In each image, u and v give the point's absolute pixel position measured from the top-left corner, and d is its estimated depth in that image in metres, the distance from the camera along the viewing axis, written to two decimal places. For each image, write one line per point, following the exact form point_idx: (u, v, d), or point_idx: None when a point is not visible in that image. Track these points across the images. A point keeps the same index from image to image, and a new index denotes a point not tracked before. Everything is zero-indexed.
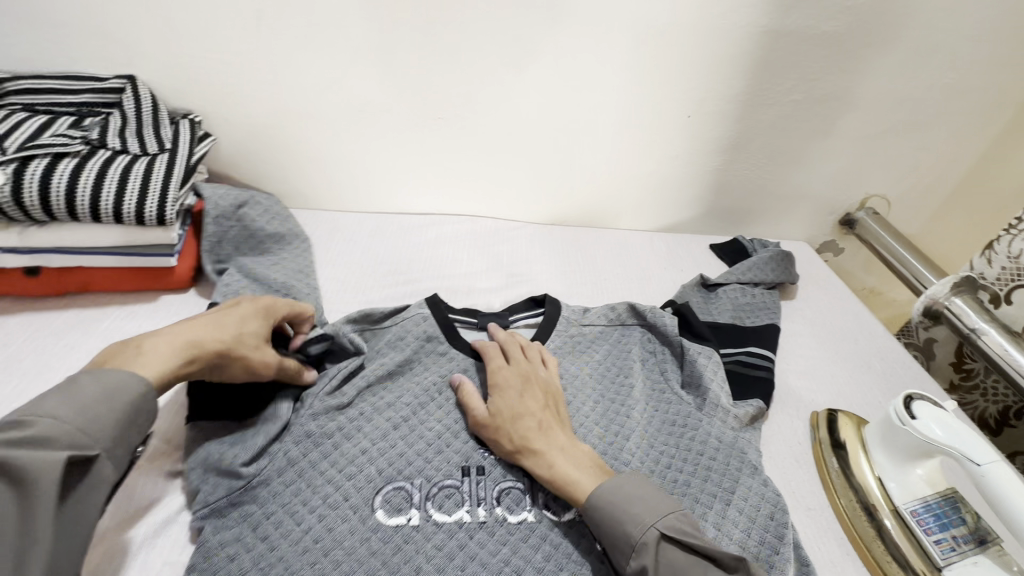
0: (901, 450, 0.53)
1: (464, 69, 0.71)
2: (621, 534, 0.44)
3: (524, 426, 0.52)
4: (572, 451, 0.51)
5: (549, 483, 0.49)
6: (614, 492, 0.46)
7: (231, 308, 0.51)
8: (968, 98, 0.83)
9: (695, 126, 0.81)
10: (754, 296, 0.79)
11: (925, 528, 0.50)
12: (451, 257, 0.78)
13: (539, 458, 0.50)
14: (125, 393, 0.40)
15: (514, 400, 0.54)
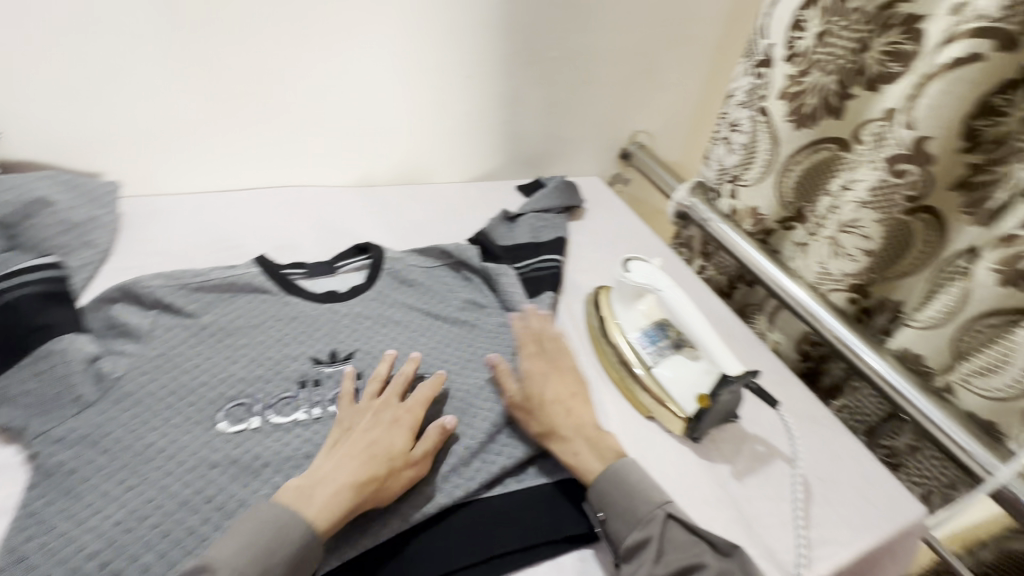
0: (626, 296, 0.73)
1: (254, 47, 0.80)
2: (633, 505, 0.55)
3: (573, 419, 0.62)
4: (599, 445, 0.60)
5: (573, 467, 0.59)
6: (617, 478, 0.57)
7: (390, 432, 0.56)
8: (681, 47, 1.09)
9: (477, 85, 0.97)
10: (547, 220, 0.97)
11: (642, 344, 0.69)
12: (276, 221, 0.86)
13: (572, 441, 0.60)
14: (289, 534, 0.47)
15: (566, 392, 0.64)
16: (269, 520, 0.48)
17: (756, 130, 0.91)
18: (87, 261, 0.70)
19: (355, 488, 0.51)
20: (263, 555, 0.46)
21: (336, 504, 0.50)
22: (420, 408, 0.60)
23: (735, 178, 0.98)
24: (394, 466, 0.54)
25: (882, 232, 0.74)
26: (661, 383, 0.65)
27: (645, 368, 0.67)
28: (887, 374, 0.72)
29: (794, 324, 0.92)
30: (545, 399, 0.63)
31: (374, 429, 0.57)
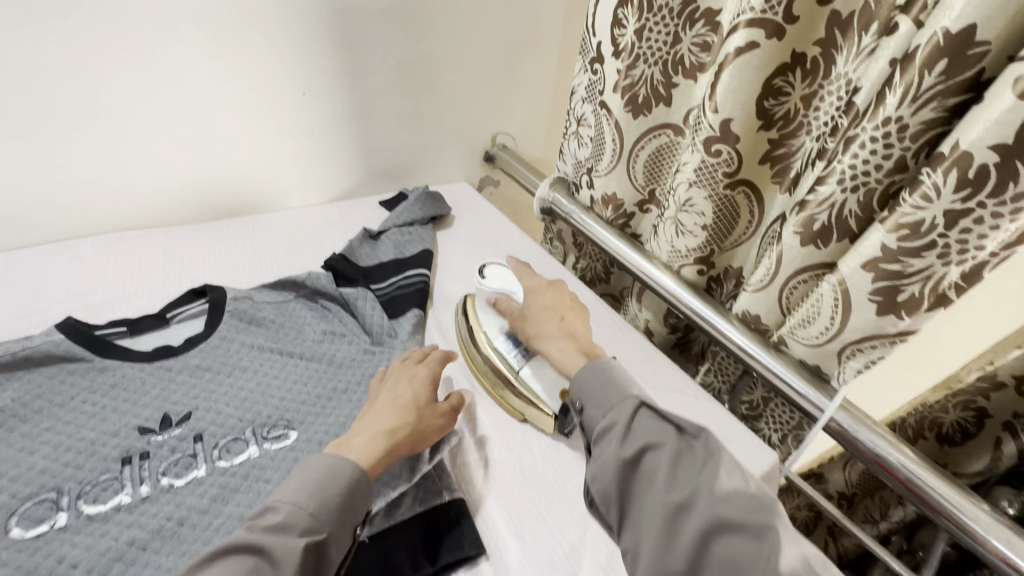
0: (491, 304, 0.72)
1: (25, 80, 0.69)
2: (601, 396, 0.52)
3: (548, 334, 0.63)
4: (585, 348, 0.60)
5: (559, 366, 0.60)
6: (590, 372, 0.55)
7: (410, 380, 0.61)
8: (525, 48, 1.11)
9: (315, 101, 0.92)
10: (409, 234, 0.94)
11: (507, 349, 0.68)
12: (89, 276, 0.75)
13: (549, 348, 0.62)
14: (336, 475, 0.48)
15: (546, 305, 0.66)
16: (320, 468, 0.48)
17: (600, 120, 0.95)
18: None
19: (387, 434, 0.54)
20: (319, 493, 0.46)
21: (372, 450, 0.52)
22: (422, 372, 0.62)
23: (590, 168, 1.02)
24: (420, 419, 0.57)
25: (715, 209, 0.80)
26: (529, 386, 0.64)
27: (512, 372, 0.66)
28: (749, 348, 0.77)
29: (657, 301, 0.97)
30: (533, 323, 0.65)
31: (405, 389, 0.59)
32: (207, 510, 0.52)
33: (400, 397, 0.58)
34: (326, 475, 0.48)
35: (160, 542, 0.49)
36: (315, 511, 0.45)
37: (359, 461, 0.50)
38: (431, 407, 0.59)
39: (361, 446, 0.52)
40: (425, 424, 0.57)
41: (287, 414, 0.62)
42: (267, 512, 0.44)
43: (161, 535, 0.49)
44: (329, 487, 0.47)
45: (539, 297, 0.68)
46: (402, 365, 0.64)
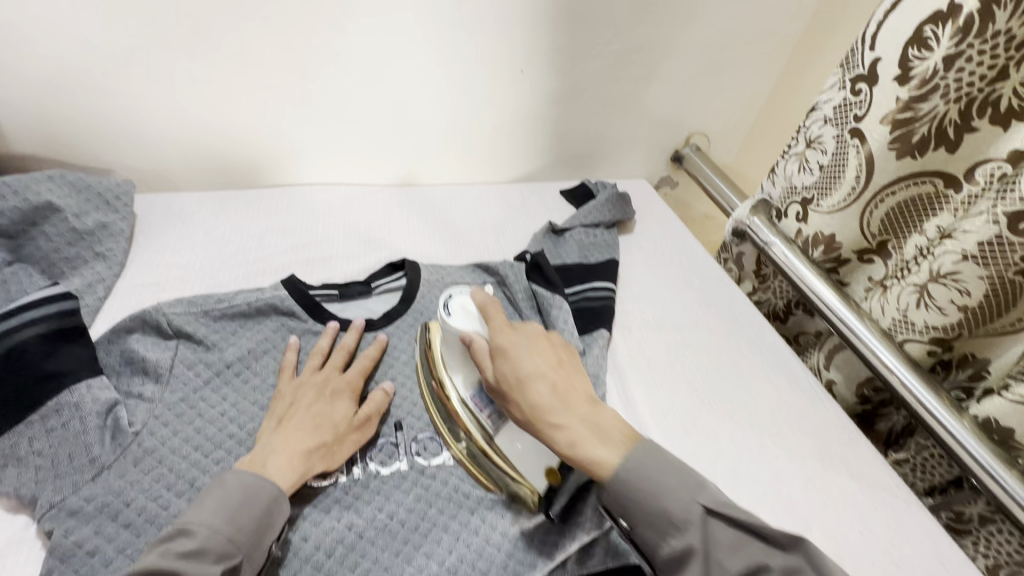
0: (452, 346, 0.56)
1: (285, 32, 0.70)
2: (657, 513, 0.43)
3: (541, 391, 0.49)
4: (600, 427, 0.48)
5: (567, 456, 0.47)
6: (633, 485, 0.45)
7: (325, 392, 0.56)
8: (755, 44, 0.97)
9: (530, 80, 0.87)
10: (596, 236, 0.89)
11: (479, 406, 0.55)
12: (302, 229, 0.77)
13: (556, 429, 0.48)
14: (258, 495, 0.45)
15: (540, 368, 0.50)
16: (237, 486, 0.45)
17: (845, 150, 0.81)
18: (99, 276, 0.62)
19: (307, 456, 0.50)
20: (235, 515, 0.44)
21: (290, 471, 0.49)
22: (347, 381, 0.57)
23: (808, 199, 0.89)
24: (341, 433, 0.54)
25: (989, 291, 0.67)
26: (510, 460, 0.54)
27: (488, 437, 0.54)
28: (987, 465, 0.67)
29: (857, 367, 0.85)
30: (512, 369, 0.50)
31: (332, 401, 0.55)
32: (412, 509, 0.53)
33: (323, 416, 0.54)
34: (239, 493, 0.45)
35: (374, 533, 0.50)
36: (235, 530, 0.43)
37: (277, 480, 0.47)
38: (348, 424, 0.55)
39: (281, 464, 0.49)
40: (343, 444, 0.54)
41: None
42: (183, 535, 0.41)
43: (375, 526, 0.51)
44: (248, 510, 0.44)
45: (516, 361, 0.50)
46: (316, 366, 0.58)
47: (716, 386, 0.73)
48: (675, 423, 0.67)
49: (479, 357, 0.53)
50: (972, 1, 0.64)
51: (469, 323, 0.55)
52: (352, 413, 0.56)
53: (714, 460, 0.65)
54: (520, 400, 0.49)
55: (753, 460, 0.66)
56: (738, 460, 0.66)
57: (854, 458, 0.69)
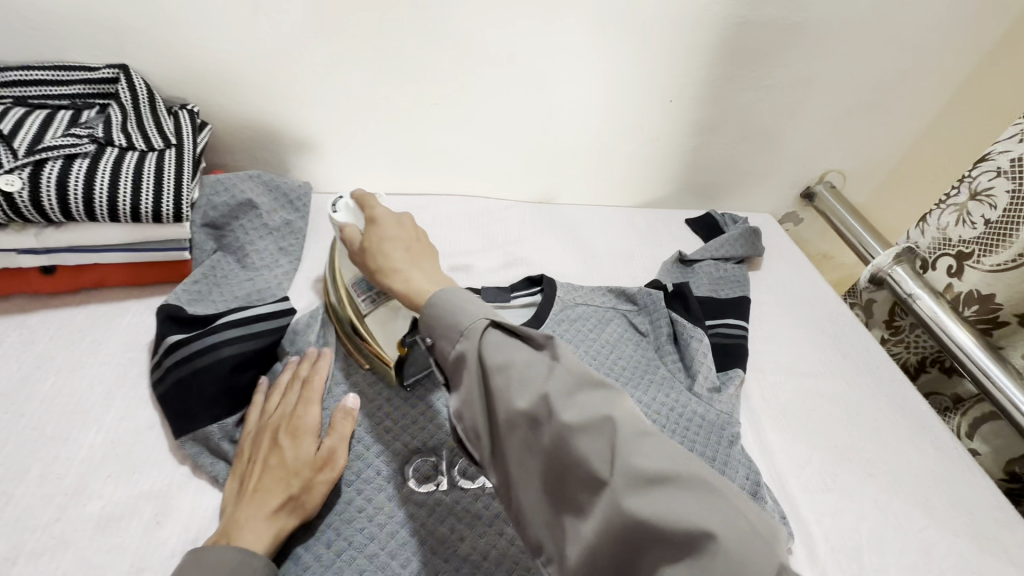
0: (341, 242, 0.59)
1: (462, 56, 0.74)
2: (451, 323, 0.42)
3: (393, 253, 0.51)
4: (435, 275, 0.50)
5: (403, 298, 0.48)
6: (438, 308, 0.44)
7: (277, 431, 0.49)
8: (914, 82, 0.92)
9: (675, 110, 0.87)
10: (726, 270, 0.87)
11: (358, 292, 0.58)
12: (446, 238, 0.82)
13: (395, 280, 0.49)
14: (221, 559, 0.40)
15: (393, 236, 0.52)
16: (224, 575, 0.39)
17: (1021, 206, 0.76)
18: (282, 269, 0.68)
19: (274, 512, 0.44)
20: None
21: (257, 534, 0.43)
22: (303, 412, 0.50)
23: (966, 254, 0.84)
24: (308, 477, 0.46)
25: None
26: (372, 332, 0.57)
27: (359, 315, 0.58)
28: None
29: (1010, 441, 0.80)
30: (384, 257, 0.50)
31: (294, 442, 0.48)
32: None
33: (277, 461, 0.47)
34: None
35: None
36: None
37: (247, 547, 0.42)
38: (318, 466, 0.47)
39: (247, 529, 0.43)
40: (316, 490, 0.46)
41: None
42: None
43: None
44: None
45: (382, 228, 0.52)
46: (277, 401, 0.51)
47: (855, 441, 0.70)
48: (814, 475, 0.65)
49: (350, 242, 0.54)
50: None
51: (352, 219, 0.56)
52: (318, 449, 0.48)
53: (857, 521, 0.62)
54: (377, 264, 0.51)
55: (899, 524, 0.63)
56: (883, 525, 0.62)
57: (1013, 541, 0.64)
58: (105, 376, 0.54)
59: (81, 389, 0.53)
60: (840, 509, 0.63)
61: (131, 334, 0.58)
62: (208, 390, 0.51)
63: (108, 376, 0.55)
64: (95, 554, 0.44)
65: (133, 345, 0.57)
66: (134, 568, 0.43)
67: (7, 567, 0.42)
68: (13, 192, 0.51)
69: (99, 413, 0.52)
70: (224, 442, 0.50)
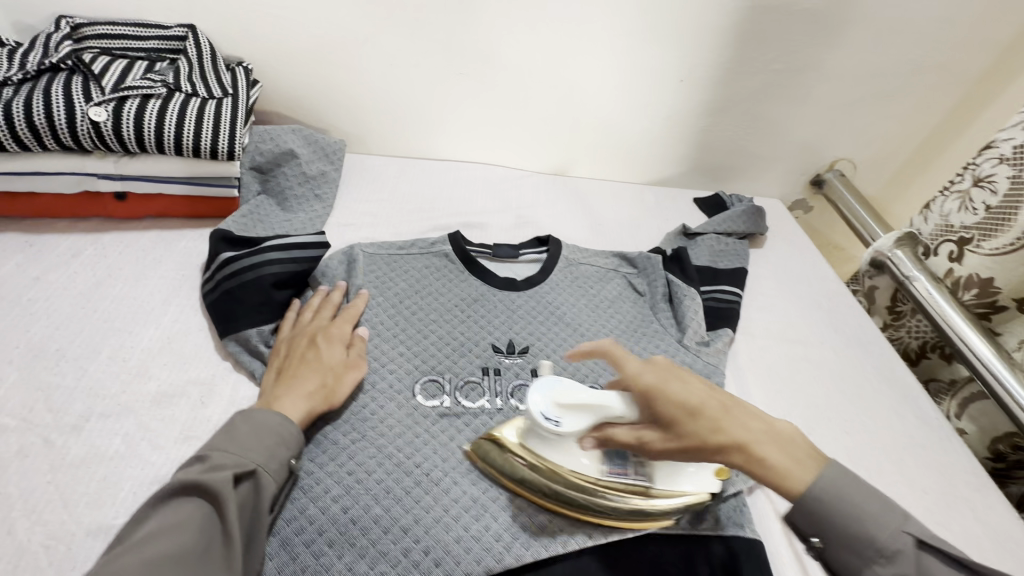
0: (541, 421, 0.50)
1: (489, 27, 0.81)
2: (866, 542, 0.44)
3: (684, 400, 0.45)
4: (741, 412, 0.47)
5: (777, 476, 0.45)
6: (830, 492, 0.45)
7: (314, 338, 0.57)
8: (927, 74, 0.95)
9: (688, 90, 0.92)
10: (727, 245, 0.91)
11: (619, 470, 0.54)
12: (465, 198, 0.89)
13: (741, 451, 0.45)
14: (267, 421, 0.48)
15: (695, 394, 0.46)
16: (270, 426, 0.48)
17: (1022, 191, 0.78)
18: (317, 214, 0.76)
19: (310, 396, 0.52)
20: (248, 438, 0.47)
21: (296, 411, 0.51)
22: (335, 325, 0.59)
23: (966, 239, 0.86)
24: (339, 373, 0.55)
25: None
26: (676, 490, 0.54)
27: (644, 489, 0.53)
28: None
29: (997, 421, 0.82)
30: (741, 425, 0.46)
31: (327, 344, 0.57)
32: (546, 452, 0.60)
33: (315, 360, 0.55)
34: (272, 433, 0.48)
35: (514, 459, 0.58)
36: (267, 461, 0.46)
37: (286, 419, 0.50)
38: (347, 366, 0.56)
39: (287, 403, 0.51)
40: (344, 386, 0.55)
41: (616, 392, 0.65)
42: (196, 461, 0.44)
43: None
44: (273, 451, 0.47)
45: (659, 387, 0.46)
46: (310, 317, 0.60)
47: (837, 404, 0.74)
48: None
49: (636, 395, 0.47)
50: None
51: (578, 413, 0.49)
52: (348, 355, 0.57)
53: None
54: (686, 426, 0.45)
55: (867, 476, 0.67)
56: None
57: (983, 506, 0.67)
58: (163, 288, 0.63)
59: (143, 295, 0.62)
60: None
61: (186, 256, 0.67)
62: (253, 299, 0.59)
63: (165, 288, 0.64)
64: (152, 419, 0.52)
65: (187, 265, 0.66)
66: (183, 434, 0.52)
67: (82, 422, 0.51)
68: (100, 121, 0.61)
69: (157, 315, 0.61)
70: (260, 344, 0.58)
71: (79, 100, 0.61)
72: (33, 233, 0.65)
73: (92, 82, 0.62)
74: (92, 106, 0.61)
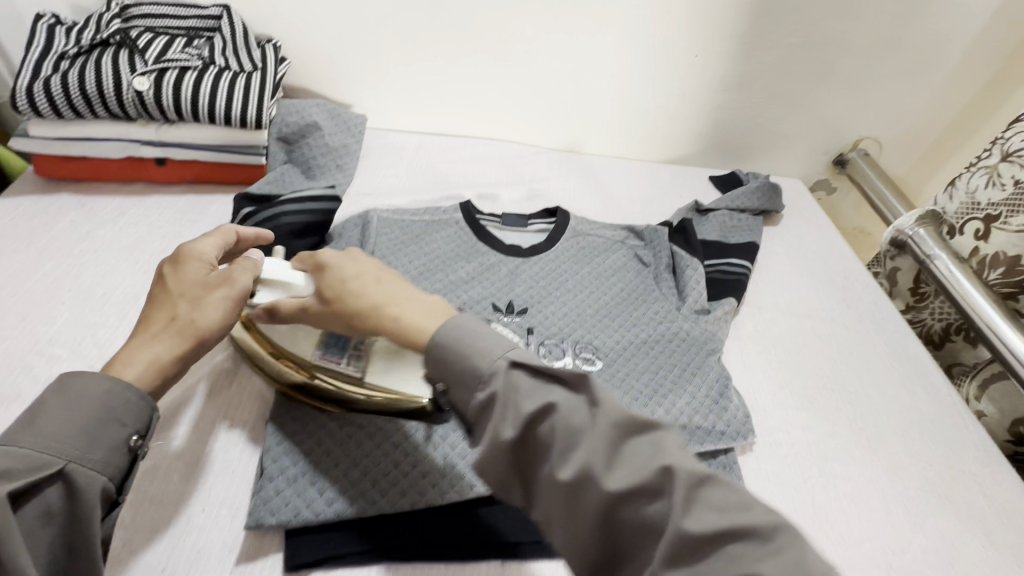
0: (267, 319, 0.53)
1: (502, 4, 0.83)
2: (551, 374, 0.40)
3: (370, 286, 0.48)
4: (409, 291, 0.48)
5: (409, 327, 0.44)
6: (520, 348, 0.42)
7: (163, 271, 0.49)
8: (956, 46, 0.92)
9: (702, 65, 0.92)
10: (739, 220, 0.91)
11: (332, 359, 0.55)
12: (479, 171, 0.92)
13: (386, 313, 0.46)
14: (85, 394, 0.39)
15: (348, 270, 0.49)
16: (94, 393, 0.40)
17: None
18: (337, 182, 0.81)
19: (153, 337, 0.44)
20: (60, 422, 0.38)
21: (138, 360, 0.43)
22: (186, 248, 0.50)
23: (993, 216, 0.84)
24: (192, 299, 0.47)
25: None
26: (381, 384, 0.55)
27: (352, 379, 0.55)
28: None
29: (1018, 403, 0.79)
30: (400, 290, 0.48)
31: (180, 270, 0.48)
32: None
33: (160, 293, 0.47)
34: (97, 405, 0.39)
35: None
36: (83, 452, 0.38)
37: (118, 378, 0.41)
38: (202, 288, 0.47)
39: (123, 356, 0.43)
40: (201, 309, 0.46)
41: (613, 355, 0.67)
42: None
43: None
44: (99, 431, 0.39)
45: (334, 263, 0.50)
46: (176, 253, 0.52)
47: (843, 377, 0.74)
48: (792, 397, 0.70)
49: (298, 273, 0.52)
50: None
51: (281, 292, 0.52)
52: (204, 275, 0.48)
53: (828, 438, 0.67)
54: (351, 302, 0.47)
55: (868, 445, 0.66)
56: (853, 444, 0.66)
57: (992, 481, 0.65)
58: None
59: (179, 251, 0.68)
60: (813, 427, 0.67)
61: (217, 217, 0.73)
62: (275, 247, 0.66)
63: None
64: None
65: (218, 226, 0.72)
66: None
67: None
68: (143, 90, 0.67)
69: None
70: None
71: (126, 71, 0.67)
72: (85, 194, 0.73)
73: (137, 56, 0.69)
74: (136, 77, 0.67)
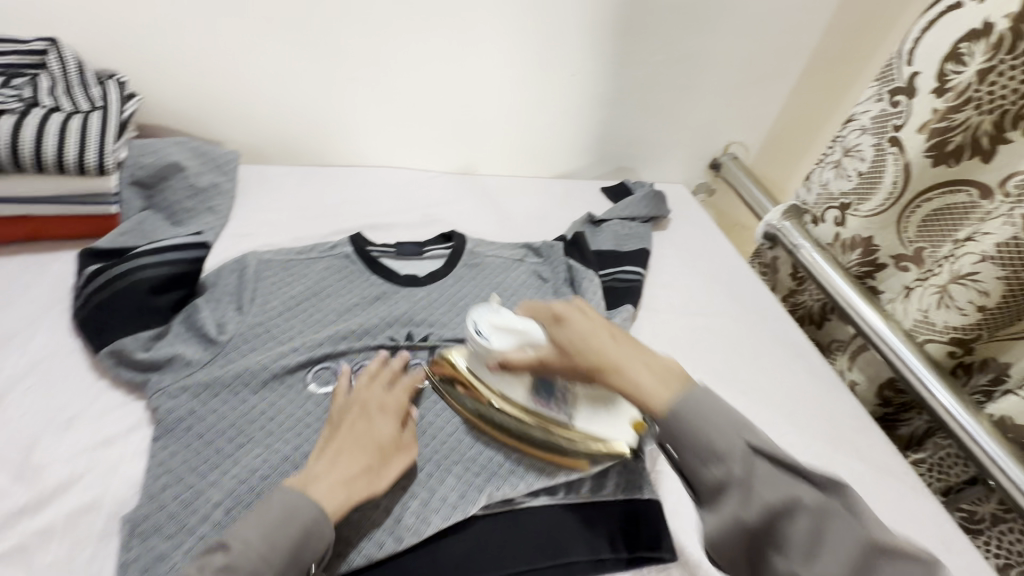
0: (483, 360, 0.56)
1: (375, 34, 0.82)
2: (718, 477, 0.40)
3: (604, 342, 0.49)
4: (632, 348, 0.49)
5: (639, 398, 0.45)
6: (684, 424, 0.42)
7: (366, 408, 0.54)
8: (794, 58, 1.03)
9: (581, 83, 0.96)
10: (630, 228, 0.95)
11: (545, 404, 0.57)
12: (372, 201, 0.89)
13: (607, 374, 0.47)
14: (301, 515, 0.44)
15: (586, 330, 0.50)
16: (303, 519, 0.44)
17: (884, 157, 0.84)
18: (209, 226, 0.74)
19: (346, 482, 0.48)
20: (272, 539, 0.42)
21: (336, 496, 0.47)
22: (384, 404, 0.56)
23: (846, 205, 0.91)
24: (387, 454, 0.52)
25: (1005, 294, 0.70)
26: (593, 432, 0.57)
27: (563, 426, 0.57)
28: (1002, 461, 0.67)
29: (880, 369, 0.89)
30: (591, 348, 0.49)
31: (381, 417, 0.54)
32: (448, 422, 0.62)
33: (364, 434, 0.52)
34: (305, 526, 0.44)
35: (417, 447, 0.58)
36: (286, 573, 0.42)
37: (320, 510, 0.45)
38: (396, 448, 0.53)
39: (323, 486, 0.47)
40: (389, 467, 0.52)
41: None
42: None
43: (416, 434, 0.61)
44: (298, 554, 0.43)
45: (572, 323, 0.51)
46: (364, 384, 0.57)
47: (734, 366, 0.79)
48: None
49: (535, 313, 0.54)
50: (1003, 21, 0.67)
51: (508, 337, 0.56)
52: (400, 434, 0.55)
53: None
54: (573, 356, 0.49)
55: (762, 431, 0.71)
56: None
57: (866, 445, 0.72)
58: (31, 313, 0.60)
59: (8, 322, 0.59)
60: None
61: (56, 279, 0.64)
62: (129, 307, 0.59)
63: (34, 313, 0.61)
64: None
65: (58, 289, 0.63)
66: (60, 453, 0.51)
67: None
68: None
69: (23, 341, 0.58)
70: (138, 352, 0.57)
71: None
72: None
73: None
74: None
